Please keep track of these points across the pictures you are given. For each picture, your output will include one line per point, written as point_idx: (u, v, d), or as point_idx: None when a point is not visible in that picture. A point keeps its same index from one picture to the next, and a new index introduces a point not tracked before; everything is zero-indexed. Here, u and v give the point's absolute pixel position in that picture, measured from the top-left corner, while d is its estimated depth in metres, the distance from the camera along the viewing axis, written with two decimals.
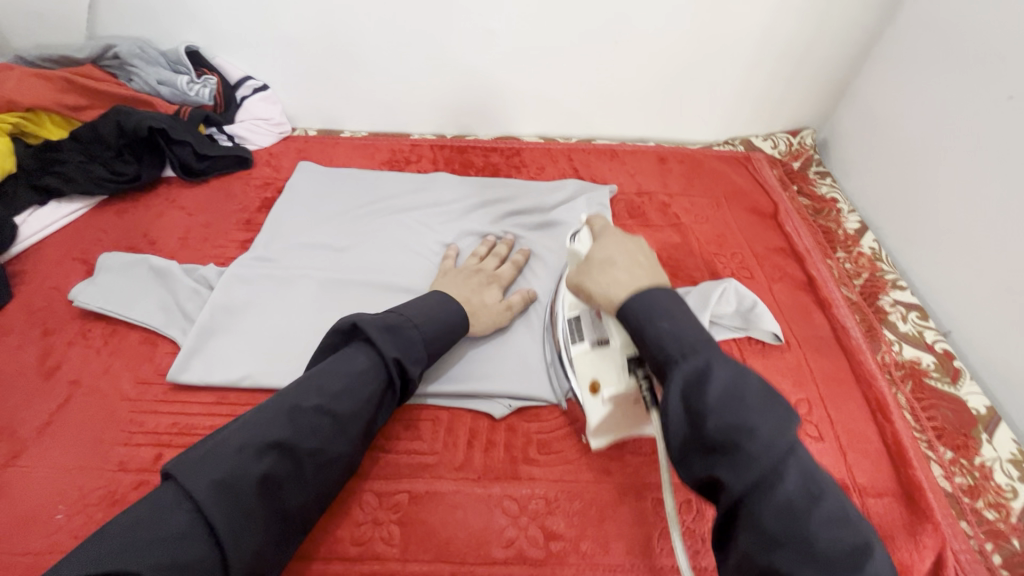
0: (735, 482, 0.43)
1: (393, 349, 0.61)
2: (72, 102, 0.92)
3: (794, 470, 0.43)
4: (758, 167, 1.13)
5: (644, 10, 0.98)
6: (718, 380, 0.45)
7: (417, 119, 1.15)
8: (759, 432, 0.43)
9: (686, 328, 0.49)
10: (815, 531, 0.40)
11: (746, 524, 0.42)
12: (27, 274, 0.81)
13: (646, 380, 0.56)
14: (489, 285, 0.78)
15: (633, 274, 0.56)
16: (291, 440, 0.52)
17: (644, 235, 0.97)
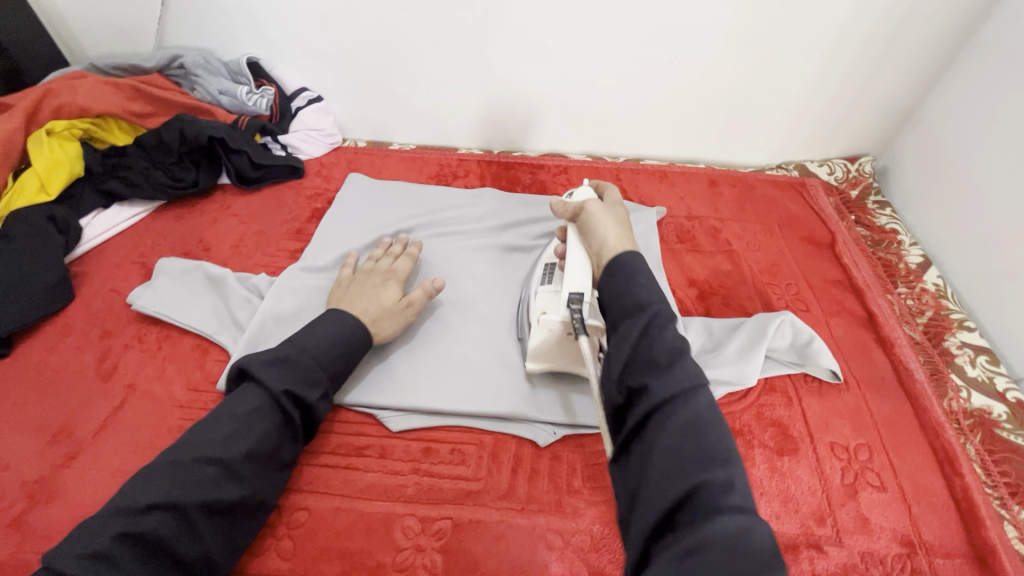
0: (660, 389, 0.46)
1: (282, 382, 0.60)
2: (138, 109, 0.95)
3: (707, 400, 0.46)
4: (814, 194, 1.09)
5: (704, 29, 0.96)
6: (664, 321, 0.49)
7: (465, 134, 1.15)
8: (685, 360, 0.47)
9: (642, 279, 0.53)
10: (710, 439, 0.44)
11: (654, 433, 0.45)
12: (89, 275, 0.83)
13: (578, 309, 0.62)
14: (385, 284, 0.75)
15: (623, 233, 0.61)
16: (178, 496, 0.51)
17: (693, 260, 0.94)
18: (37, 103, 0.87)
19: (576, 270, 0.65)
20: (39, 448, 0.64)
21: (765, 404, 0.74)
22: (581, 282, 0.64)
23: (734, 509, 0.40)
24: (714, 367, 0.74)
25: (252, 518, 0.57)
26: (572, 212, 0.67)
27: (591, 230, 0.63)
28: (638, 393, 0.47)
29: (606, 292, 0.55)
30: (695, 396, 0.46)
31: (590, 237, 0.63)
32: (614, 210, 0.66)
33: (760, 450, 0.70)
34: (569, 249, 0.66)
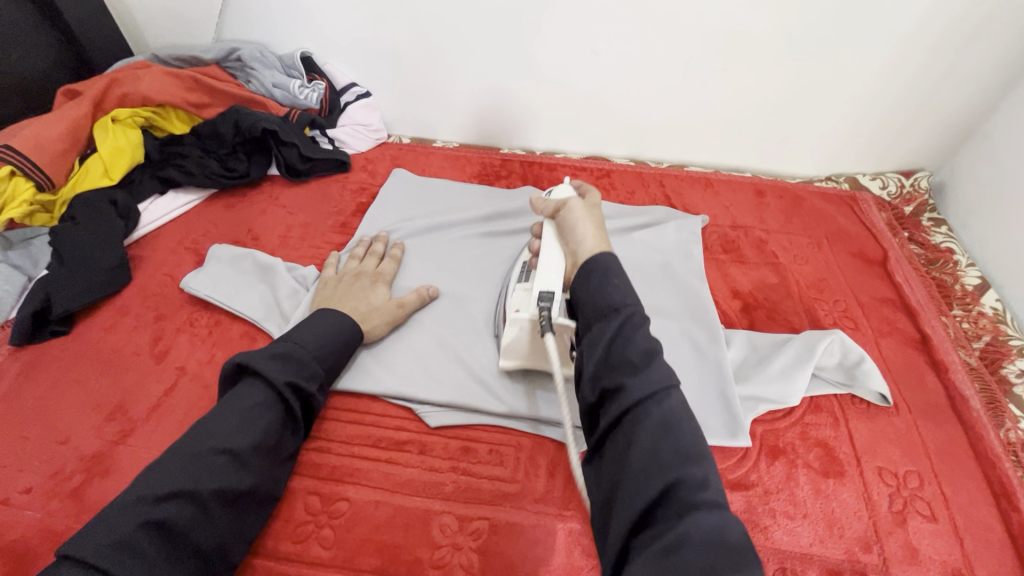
0: (635, 387, 0.46)
1: (285, 375, 0.61)
2: (196, 99, 0.98)
3: (680, 401, 0.46)
4: (865, 209, 1.05)
5: (761, 35, 0.94)
6: (638, 324, 0.50)
7: (508, 133, 1.15)
8: (658, 359, 0.48)
9: (618, 285, 0.54)
10: (686, 438, 0.44)
11: (628, 433, 0.45)
12: (145, 258, 0.86)
13: (546, 309, 0.62)
14: (374, 285, 0.78)
15: (599, 234, 0.63)
16: (193, 486, 0.52)
17: (738, 271, 0.92)
18: (104, 92, 0.91)
19: (551, 266, 0.65)
20: (97, 424, 0.67)
21: (810, 424, 0.72)
22: (553, 278, 0.64)
23: (712, 506, 0.40)
24: (757, 383, 0.73)
25: (262, 506, 0.58)
26: (552, 209, 0.68)
27: (570, 229, 0.65)
28: (611, 393, 0.48)
29: (580, 292, 0.55)
30: (666, 392, 0.46)
31: (567, 234, 0.65)
32: (593, 211, 0.67)
33: (804, 470, 0.68)
34: (544, 242, 0.68)
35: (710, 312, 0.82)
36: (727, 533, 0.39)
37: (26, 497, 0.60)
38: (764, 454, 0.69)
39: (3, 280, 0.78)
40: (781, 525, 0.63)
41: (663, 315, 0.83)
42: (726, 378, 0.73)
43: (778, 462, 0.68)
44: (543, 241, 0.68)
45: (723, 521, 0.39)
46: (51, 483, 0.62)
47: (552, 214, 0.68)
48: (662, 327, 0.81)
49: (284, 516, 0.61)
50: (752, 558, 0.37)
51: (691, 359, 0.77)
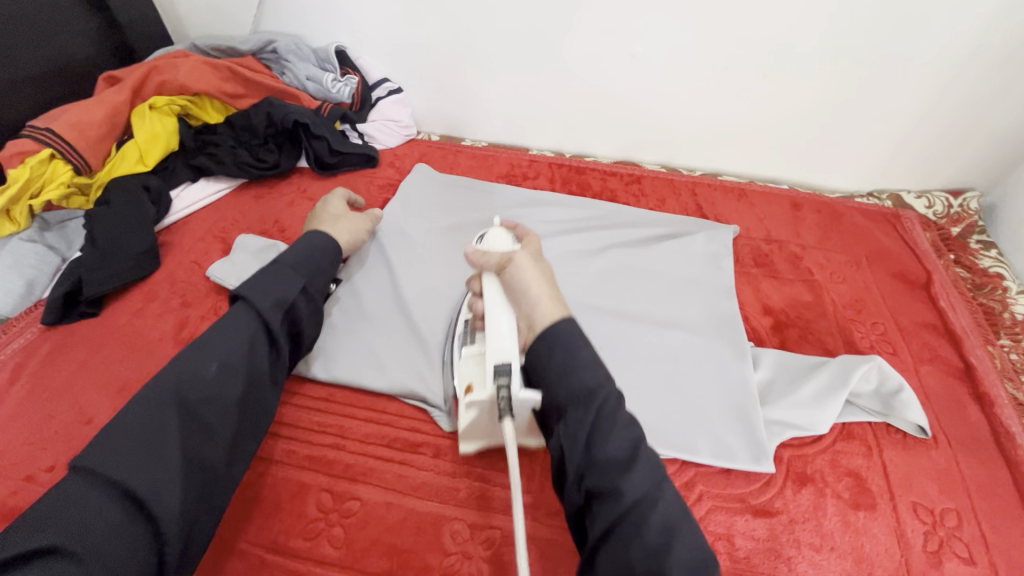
0: (627, 488, 0.49)
1: (270, 296, 0.62)
2: (231, 90, 0.99)
3: (670, 496, 0.50)
4: (909, 228, 1.01)
5: (807, 42, 0.90)
6: (620, 417, 0.53)
7: (538, 134, 1.14)
8: (642, 450, 0.52)
9: (591, 367, 0.55)
10: (681, 538, 0.47)
11: (624, 538, 0.47)
12: (174, 245, 0.87)
13: (504, 386, 0.56)
14: (329, 202, 0.84)
15: (550, 291, 0.61)
16: (187, 394, 0.53)
17: (770, 287, 0.89)
18: (143, 80, 0.93)
19: (502, 332, 0.59)
20: (120, 407, 0.67)
21: (841, 452, 0.69)
22: (507, 347, 0.58)
23: None
24: (785, 408, 0.70)
25: (256, 422, 0.59)
26: (496, 262, 0.64)
27: (517, 289, 0.61)
28: (598, 494, 0.50)
29: (548, 368, 0.56)
30: (656, 490, 0.50)
31: (517, 296, 0.61)
32: (539, 265, 0.65)
33: (833, 500, 0.65)
34: (489, 305, 0.62)
35: (737, 329, 0.79)
36: None
37: (48, 475, 0.61)
38: (791, 480, 0.66)
39: (37, 260, 0.79)
40: (807, 557, 0.60)
41: (688, 329, 0.80)
42: (751, 400, 0.71)
43: (805, 490, 0.65)
44: (487, 301, 0.62)
45: None
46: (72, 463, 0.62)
47: (498, 269, 0.64)
48: (688, 341, 0.78)
49: (296, 512, 0.60)
50: None
51: (714, 375, 0.74)
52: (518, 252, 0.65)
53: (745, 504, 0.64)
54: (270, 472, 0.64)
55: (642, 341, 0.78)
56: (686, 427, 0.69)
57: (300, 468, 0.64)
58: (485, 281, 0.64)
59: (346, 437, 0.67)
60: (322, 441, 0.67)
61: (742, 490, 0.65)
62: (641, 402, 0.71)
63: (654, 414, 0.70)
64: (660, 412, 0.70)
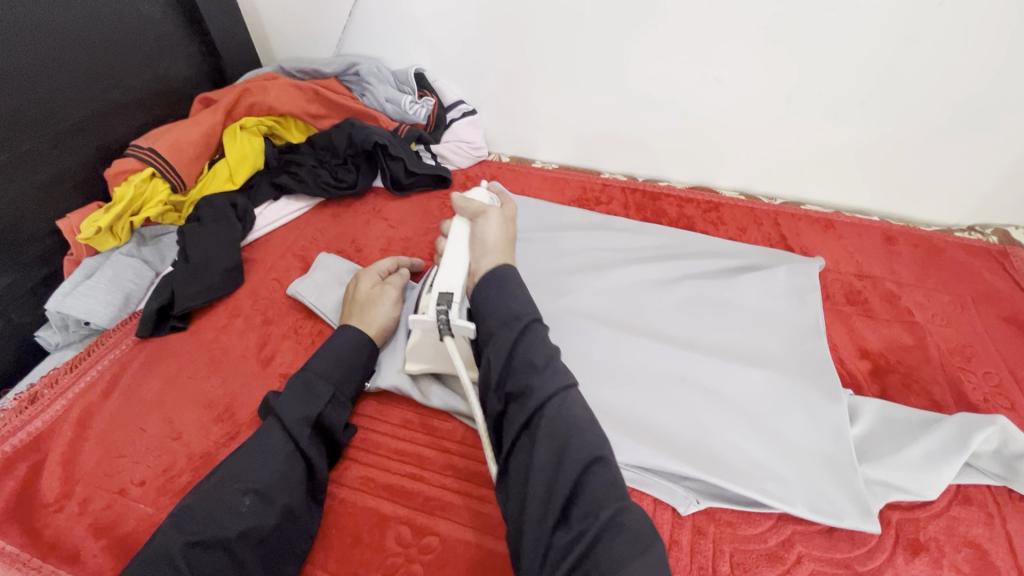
0: (539, 388, 0.53)
1: (297, 412, 0.62)
2: (315, 111, 1.02)
3: (577, 400, 0.54)
4: (1020, 267, 0.92)
5: (911, 69, 0.85)
6: (534, 334, 0.58)
7: (611, 158, 1.12)
8: (556, 361, 0.56)
9: (518, 299, 0.61)
10: (585, 432, 0.51)
11: (534, 436, 0.51)
12: (256, 262, 0.89)
13: (444, 312, 0.63)
14: (358, 277, 0.77)
15: (504, 247, 0.70)
16: (215, 533, 0.52)
17: (865, 327, 0.83)
18: (235, 101, 0.97)
19: (452, 269, 0.69)
20: (206, 424, 0.68)
21: (958, 519, 0.63)
22: (455, 282, 0.68)
23: (612, 488, 0.47)
24: (888, 465, 0.64)
25: (295, 546, 0.57)
26: (473, 211, 0.74)
27: (480, 236, 0.70)
28: (516, 397, 0.55)
29: (483, 300, 0.62)
30: (567, 394, 0.53)
31: (476, 243, 0.70)
32: (506, 227, 0.74)
33: (954, 575, 0.59)
34: (452, 242, 0.71)
35: (834, 371, 0.74)
36: (634, 520, 0.46)
37: (140, 490, 0.62)
38: (902, 548, 0.60)
39: (134, 275, 0.82)
40: None
41: (776, 369, 0.75)
42: (852, 453, 0.65)
43: (920, 560, 0.59)
44: (449, 244, 0.71)
45: (628, 510, 0.46)
46: (161, 479, 0.63)
47: (471, 217, 0.74)
48: (778, 383, 0.72)
49: (375, 544, 0.59)
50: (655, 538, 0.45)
51: (807, 424, 0.68)
52: (491, 209, 0.74)
53: (851, 571, 0.59)
54: (349, 501, 0.63)
55: (728, 379, 0.73)
56: (781, 475, 0.64)
57: (377, 498, 0.63)
58: (457, 224, 0.74)
59: (426, 468, 0.66)
60: (403, 471, 0.66)
61: (846, 555, 0.60)
62: (726, 446, 0.67)
63: (743, 464, 0.65)
64: (750, 464, 0.65)
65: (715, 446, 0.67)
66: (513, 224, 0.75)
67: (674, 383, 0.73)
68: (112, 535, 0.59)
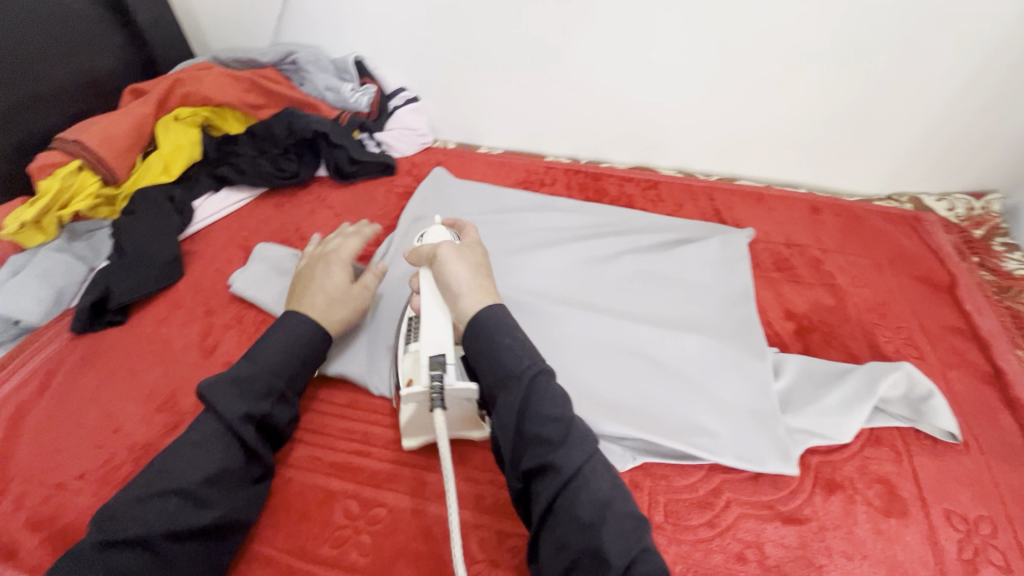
0: (563, 466, 0.49)
1: (237, 406, 0.58)
2: (253, 100, 1.01)
3: (604, 470, 0.50)
4: (931, 231, 0.99)
5: (824, 46, 0.90)
6: (544, 396, 0.52)
7: (554, 142, 1.14)
8: (574, 425, 0.51)
9: (515, 354, 0.54)
10: (618, 510, 0.48)
11: (564, 521, 0.48)
12: (197, 254, 0.88)
13: (437, 381, 0.57)
14: (329, 270, 0.73)
15: (480, 284, 0.60)
16: (138, 535, 0.50)
17: (791, 291, 0.88)
18: (167, 92, 0.95)
19: (436, 328, 0.60)
20: (147, 415, 0.67)
21: (870, 458, 0.68)
22: (441, 343, 0.60)
23: (655, 573, 0.45)
24: (808, 415, 0.69)
25: (227, 538, 0.56)
26: (428, 255, 0.62)
27: (443, 279, 0.60)
28: (536, 474, 0.50)
29: (476, 359, 0.55)
30: (591, 465, 0.50)
31: (447, 292, 0.60)
32: (467, 252, 0.63)
33: (864, 508, 0.64)
34: (424, 299, 0.62)
35: (759, 331, 0.79)
36: None
37: (78, 483, 0.61)
38: (820, 487, 0.65)
39: (65, 271, 0.80)
40: (839, 565, 0.59)
41: (708, 333, 0.79)
42: (776, 406, 0.69)
43: (835, 497, 0.65)
44: (422, 301, 0.63)
45: None
46: (100, 471, 0.62)
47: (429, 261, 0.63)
48: (710, 346, 0.77)
49: (323, 519, 0.60)
50: None
51: (734, 381, 0.73)
52: (444, 244, 0.62)
53: (773, 511, 0.63)
54: (297, 480, 0.64)
55: (663, 345, 0.77)
56: (713, 429, 0.68)
57: (326, 475, 0.64)
58: (421, 274, 0.64)
59: (374, 445, 0.67)
60: (351, 449, 0.67)
61: (769, 497, 0.65)
62: (659, 406, 0.70)
63: (676, 421, 0.69)
64: (683, 421, 0.69)
65: (648, 406, 0.71)
66: (484, 251, 0.65)
67: (612, 351, 0.76)
68: (50, 528, 0.58)
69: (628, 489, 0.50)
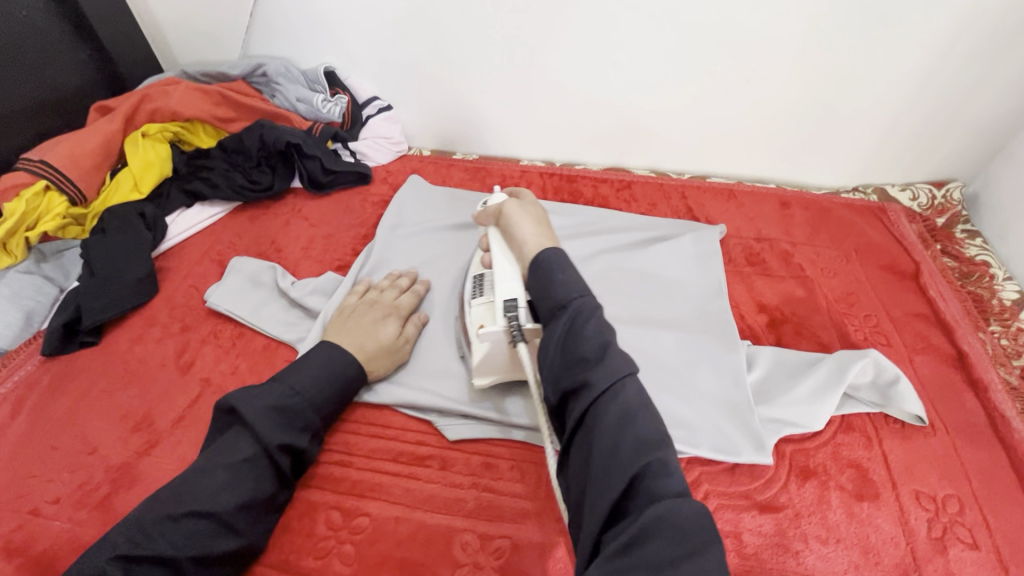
0: (595, 383, 0.49)
1: (280, 437, 0.58)
2: (223, 114, 1.00)
3: (637, 393, 0.49)
4: (895, 221, 1.02)
5: (784, 45, 0.93)
6: (585, 320, 0.52)
7: (528, 146, 1.15)
8: (612, 348, 0.51)
9: (563, 283, 0.55)
10: (642, 427, 0.47)
11: (590, 432, 0.48)
12: (170, 270, 0.87)
13: (514, 318, 0.61)
14: (385, 319, 0.73)
15: (543, 230, 0.65)
16: (172, 556, 0.50)
17: (762, 285, 0.90)
18: (134, 108, 0.94)
19: (505, 274, 0.65)
20: (123, 435, 0.67)
21: (842, 444, 0.70)
22: (512, 286, 0.64)
23: (670, 489, 0.43)
24: (781, 406, 0.71)
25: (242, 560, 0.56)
26: (494, 213, 0.69)
27: (511, 230, 0.65)
28: (571, 392, 0.51)
29: (532, 290, 0.58)
30: (623, 385, 0.49)
31: (513, 240, 0.65)
32: (529, 207, 0.68)
33: (837, 493, 0.66)
34: (493, 249, 0.67)
35: (732, 326, 0.80)
36: (689, 520, 0.42)
37: (55, 507, 0.61)
38: (794, 475, 0.67)
39: (35, 292, 0.80)
40: (814, 550, 0.61)
41: (684, 329, 0.80)
42: (749, 396, 0.71)
43: (809, 484, 0.66)
44: (492, 253, 0.67)
45: (682, 511, 0.42)
46: (77, 494, 0.62)
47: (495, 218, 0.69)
48: (685, 341, 0.78)
49: (305, 531, 0.61)
50: (712, 537, 0.41)
51: (710, 376, 0.74)
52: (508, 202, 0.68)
53: (750, 501, 0.65)
54: None
55: (640, 342, 0.78)
56: (688, 422, 0.70)
57: (307, 488, 0.64)
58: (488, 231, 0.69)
59: (355, 456, 0.67)
60: (331, 461, 0.67)
61: (746, 487, 0.66)
62: None
63: None
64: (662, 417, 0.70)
65: None
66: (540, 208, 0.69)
67: None
68: (27, 554, 0.57)
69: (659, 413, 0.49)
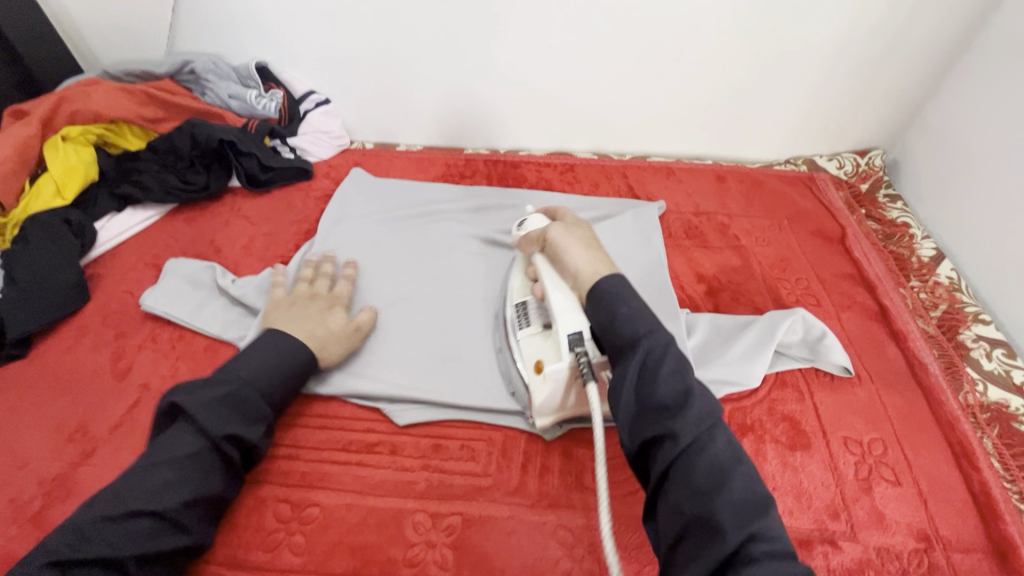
0: (682, 434, 0.46)
1: (226, 427, 0.57)
2: (150, 114, 0.97)
3: (726, 442, 0.47)
4: (823, 188, 1.08)
5: (707, 25, 0.96)
6: (662, 361, 0.50)
7: (470, 135, 1.16)
8: (695, 392, 0.49)
9: (633, 319, 0.53)
10: (737, 484, 0.45)
11: (680, 486, 0.46)
12: (103, 277, 0.85)
13: (584, 355, 0.58)
14: (330, 309, 0.73)
15: (598, 254, 0.61)
16: (110, 556, 0.49)
17: (700, 256, 0.94)
18: (53, 109, 0.90)
19: (562, 304, 0.61)
20: (55, 445, 0.65)
21: (776, 400, 0.74)
22: (576, 317, 0.60)
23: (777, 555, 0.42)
24: (717, 365, 0.73)
25: (189, 557, 0.55)
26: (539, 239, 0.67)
27: (562, 259, 0.62)
28: (653, 441, 0.48)
29: (598, 327, 0.55)
30: (710, 434, 0.47)
31: (564, 269, 0.62)
32: (577, 230, 0.65)
33: (772, 445, 0.69)
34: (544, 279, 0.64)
35: (672, 296, 0.83)
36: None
37: None
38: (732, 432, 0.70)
39: None
40: None
41: None
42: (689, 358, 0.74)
43: (746, 438, 0.70)
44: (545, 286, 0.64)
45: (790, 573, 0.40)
46: (7, 509, 0.60)
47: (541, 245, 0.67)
48: None
49: (253, 526, 0.60)
50: None
51: None
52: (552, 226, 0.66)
53: None
54: None
55: None
56: None
57: (253, 483, 0.63)
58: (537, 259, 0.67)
59: (302, 449, 0.67)
60: (278, 456, 0.66)
61: None
62: None
63: None
64: None
65: None
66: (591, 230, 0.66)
67: None
68: None
69: (753, 464, 0.47)
